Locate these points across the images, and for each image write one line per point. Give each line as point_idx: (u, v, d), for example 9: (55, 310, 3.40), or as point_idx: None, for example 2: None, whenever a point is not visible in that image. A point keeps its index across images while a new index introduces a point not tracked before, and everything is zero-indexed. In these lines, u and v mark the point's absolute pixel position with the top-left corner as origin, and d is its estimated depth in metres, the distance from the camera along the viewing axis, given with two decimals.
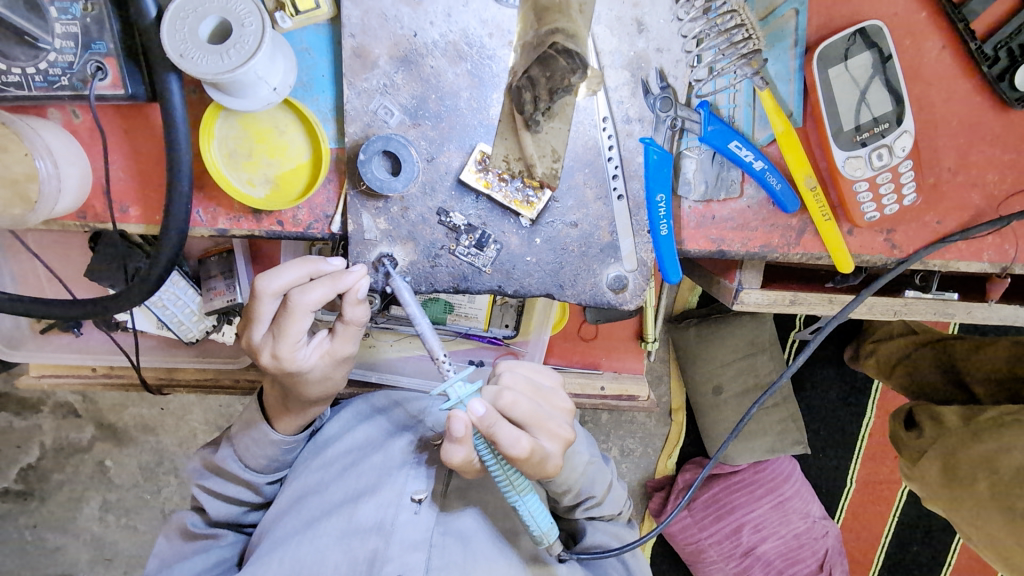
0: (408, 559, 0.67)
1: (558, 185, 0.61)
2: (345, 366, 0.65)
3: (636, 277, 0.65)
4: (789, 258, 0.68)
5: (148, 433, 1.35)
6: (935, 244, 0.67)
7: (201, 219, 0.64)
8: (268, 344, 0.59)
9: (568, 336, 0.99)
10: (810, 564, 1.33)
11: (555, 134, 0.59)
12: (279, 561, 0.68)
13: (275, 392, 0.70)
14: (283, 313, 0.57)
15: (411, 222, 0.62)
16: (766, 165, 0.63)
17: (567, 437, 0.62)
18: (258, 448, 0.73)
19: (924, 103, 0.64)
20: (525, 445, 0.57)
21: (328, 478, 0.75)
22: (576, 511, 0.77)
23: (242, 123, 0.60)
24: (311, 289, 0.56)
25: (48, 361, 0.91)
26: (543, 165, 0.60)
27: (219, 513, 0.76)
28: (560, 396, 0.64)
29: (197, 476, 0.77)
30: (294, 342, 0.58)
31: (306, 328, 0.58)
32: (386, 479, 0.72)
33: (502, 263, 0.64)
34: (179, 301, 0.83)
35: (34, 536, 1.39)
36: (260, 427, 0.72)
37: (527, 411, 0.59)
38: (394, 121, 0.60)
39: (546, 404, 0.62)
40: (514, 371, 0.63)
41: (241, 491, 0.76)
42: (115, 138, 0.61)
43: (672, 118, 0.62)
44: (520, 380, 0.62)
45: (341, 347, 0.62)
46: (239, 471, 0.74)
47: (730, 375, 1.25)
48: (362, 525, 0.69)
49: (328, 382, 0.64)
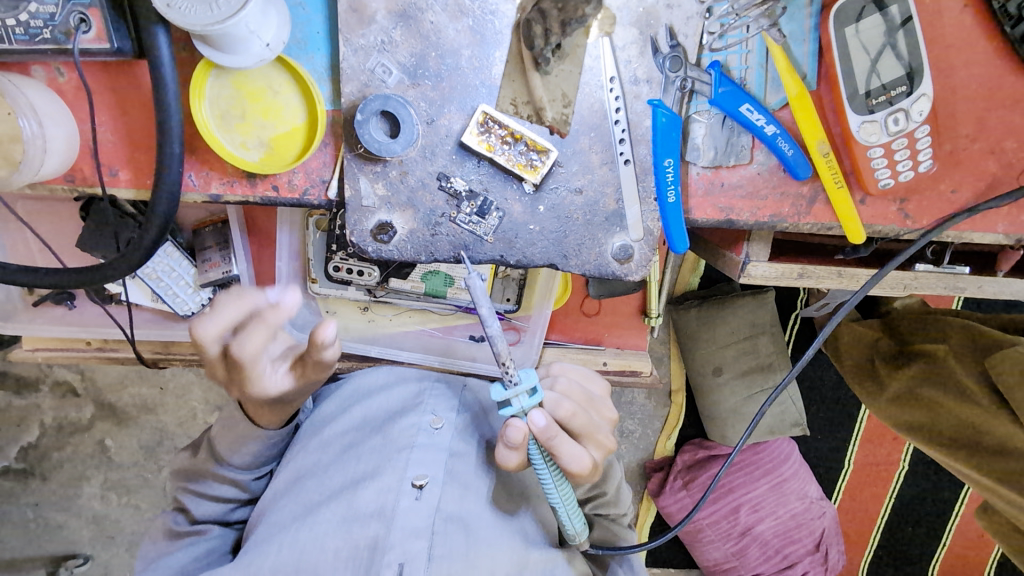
0: (409, 547, 0.65)
1: (567, 132, 0.60)
2: (328, 373, 0.65)
3: (642, 247, 0.63)
4: (800, 228, 0.66)
5: (147, 413, 1.34)
6: (952, 220, 0.65)
7: (193, 183, 0.61)
8: (236, 378, 0.59)
9: (570, 311, 0.97)
10: (806, 544, 1.34)
11: (566, 77, 0.58)
12: (278, 547, 0.68)
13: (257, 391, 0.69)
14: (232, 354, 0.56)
15: (410, 187, 0.60)
16: (779, 129, 0.61)
17: (608, 447, 0.67)
18: (238, 451, 0.73)
19: (942, 65, 0.62)
20: (582, 460, 0.60)
21: (326, 461, 0.77)
22: (586, 506, 0.77)
23: (234, 83, 0.58)
24: (260, 322, 0.55)
25: (40, 335, 0.89)
26: (553, 109, 0.59)
27: (203, 514, 0.75)
28: (607, 403, 0.68)
29: (182, 479, 0.77)
30: (252, 375, 0.58)
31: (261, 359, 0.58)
32: (386, 464, 0.73)
33: (504, 232, 0.62)
34: (174, 273, 0.82)
35: (36, 514, 1.40)
36: (242, 427, 0.71)
37: (583, 422, 0.62)
38: (392, 80, 0.57)
39: (596, 413, 0.66)
40: (569, 378, 0.66)
41: (227, 490, 0.76)
42: (102, 98, 0.59)
43: (682, 78, 0.59)
44: (574, 389, 0.65)
45: (311, 373, 0.62)
46: (223, 470, 0.74)
47: (731, 356, 1.24)
48: (362, 510, 0.69)
49: (312, 383, 0.65)
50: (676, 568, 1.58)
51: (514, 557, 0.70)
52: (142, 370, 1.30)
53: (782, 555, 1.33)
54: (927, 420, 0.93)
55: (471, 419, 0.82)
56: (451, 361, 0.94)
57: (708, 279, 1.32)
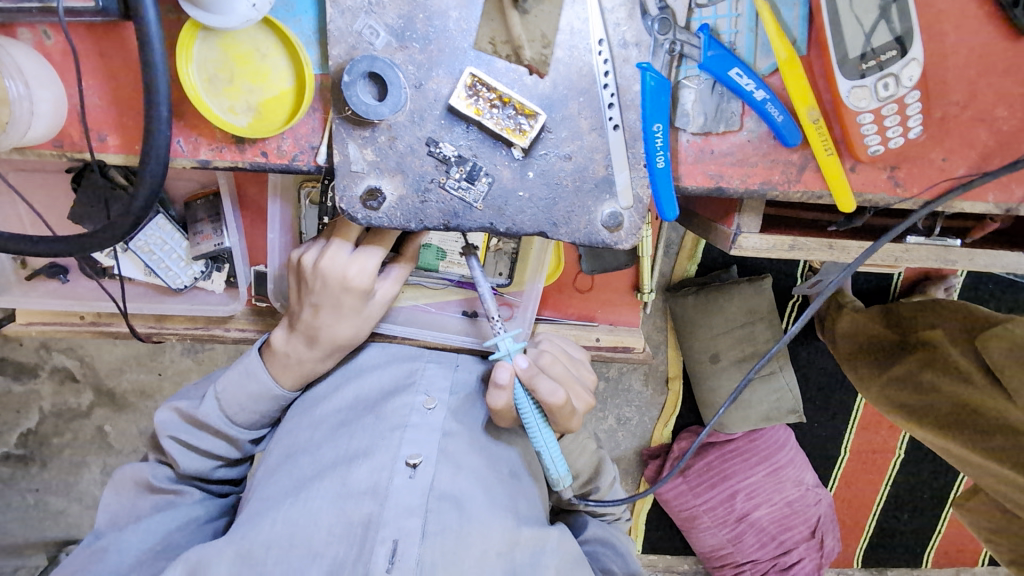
0: (403, 524, 0.66)
1: (548, 72, 0.59)
2: (380, 311, 0.76)
3: (631, 215, 0.63)
4: (790, 197, 0.66)
5: (146, 399, 1.35)
6: (946, 195, 0.65)
7: (182, 148, 0.62)
8: (355, 261, 0.69)
9: (563, 287, 0.97)
10: (802, 531, 1.34)
11: (545, 19, 0.58)
12: (271, 522, 0.68)
13: (296, 344, 0.75)
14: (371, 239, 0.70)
15: (399, 152, 0.60)
16: (768, 95, 0.61)
17: (587, 402, 0.77)
18: (254, 403, 0.77)
19: (933, 30, 0.62)
20: (561, 395, 0.68)
21: (318, 438, 0.77)
22: (581, 503, 0.88)
23: (222, 46, 0.57)
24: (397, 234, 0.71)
25: (33, 309, 0.89)
26: (532, 49, 0.58)
27: (191, 467, 0.77)
28: (587, 370, 0.82)
29: (167, 427, 0.77)
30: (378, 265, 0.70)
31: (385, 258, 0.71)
32: (379, 443, 0.73)
33: (493, 198, 0.62)
34: (166, 246, 0.82)
35: (36, 500, 1.41)
36: (265, 381, 0.77)
37: (560, 370, 0.75)
38: (380, 43, 0.57)
39: (576, 370, 0.80)
40: (551, 343, 0.82)
41: (218, 445, 0.78)
42: (89, 62, 0.59)
43: (671, 41, 0.60)
44: (555, 347, 0.81)
45: (391, 289, 0.74)
46: (224, 426, 0.77)
47: (729, 342, 1.24)
48: (356, 488, 0.69)
49: (365, 321, 0.74)
50: (672, 555, 1.59)
51: (505, 535, 0.70)
52: (141, 356, 1.31)
53: (778, 541, 1.34)
54: (919, 402, 0.94)
55: (466, 399, 0.82)
56: (443, 337, 0.93)
57: (705, 266, 1.33)
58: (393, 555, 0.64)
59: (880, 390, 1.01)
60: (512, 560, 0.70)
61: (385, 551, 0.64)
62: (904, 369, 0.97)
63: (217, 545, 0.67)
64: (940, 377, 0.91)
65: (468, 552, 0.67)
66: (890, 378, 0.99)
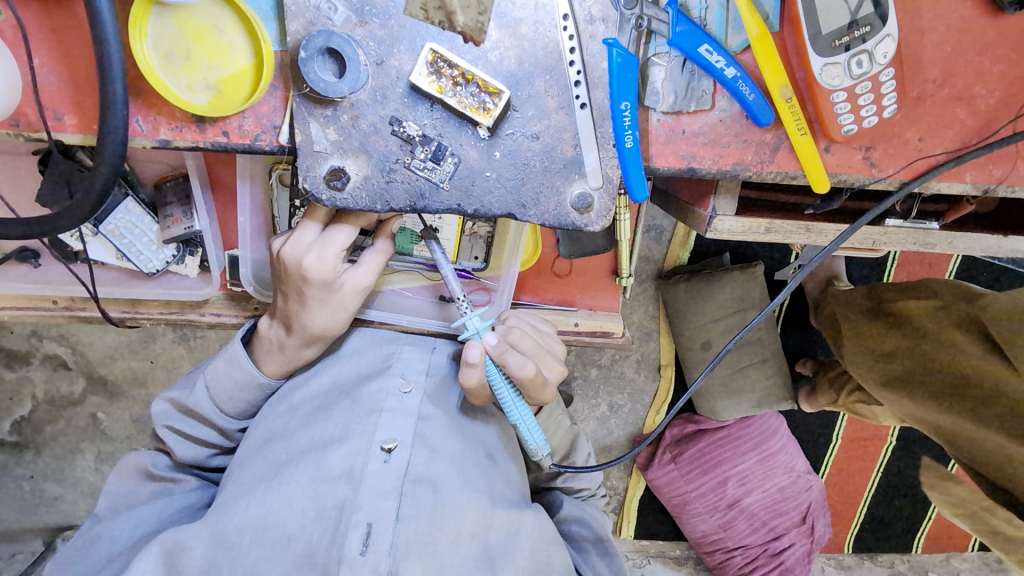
0: (378, 507, 0.66)
1: (483, 40, 0.58)
2: (358, 300, 0.74)
3: (602, 196, 0.62)
4: (764, 177, 0.65)
5: (138, 386, 1.35)
6: (921, 174, 0.64)
7: (141, 128, 0.60)
8: (314, 249, 0.66)
9: (542, 272, 0.95)
10: (792, 517, 1.35)
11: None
12: (246, 507, 0.68)
13: (275, 332, 0.76)
14: (335, 225, 0.68)
15: (363, 132, 0.59)
16: (739, 72, 0.59)
17: (559, 372, 0.78)
18: (240, 393, 0.78)
19: (910, 6, 0.60)
20: (531, 369, 0.69)
21: (294, 423, 0.77)
22: (557, 480, 0.89)
23: (176, 21, 0.56)
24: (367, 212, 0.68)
25: (10, 295, 0.89)
26: (466, 15, 0.57)
27: (185, 458, 0.78)
28: (555, 341, 0.83)
29: (163, 417, 0.78)
30: (339, 251, 0.67)
31: (349, 241, 0.68)
32: (354, 427, 0.73)
33: (460, 179, 0.61)
34: (136, 229, 0.81)
35: (32, 487, 1.41)
36: (250, 369, 0.77)
37: (531, 345, 0.75)
38: (339, 18, 0.56)
39: (546, 342, 0.81)
40: (519, 318, 0.83)
41: (211, 434, 0.80)
42: (41, 38, 0.57)
43: (637, 16, 0.58)
44: (524, 322, 0.82)
45: (363, 276, 0.72)
46: (215, 416, 0.78)
47: (717, 330, 1.24)
48: (331, 472, 0.69)
49: (340, 309, 0.72)
50: (664, 541, 1.59)
51: (480, 518, 0.70)
52: (130, 343, 1.30)
53: (769, 527, 1.35)
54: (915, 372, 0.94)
55: (442, 382, 0.82)
56: (420, 322, 0.93)
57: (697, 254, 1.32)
58: (366, 538, 0.63)
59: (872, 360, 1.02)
60: (486, 543, 0.70)
61: (359, 534, 0.64)
62: (898, 342, 0.97)
63: (192, 528, 0.67)
64: (939, 350, 0.90)
65: (442, 535, 0.67)
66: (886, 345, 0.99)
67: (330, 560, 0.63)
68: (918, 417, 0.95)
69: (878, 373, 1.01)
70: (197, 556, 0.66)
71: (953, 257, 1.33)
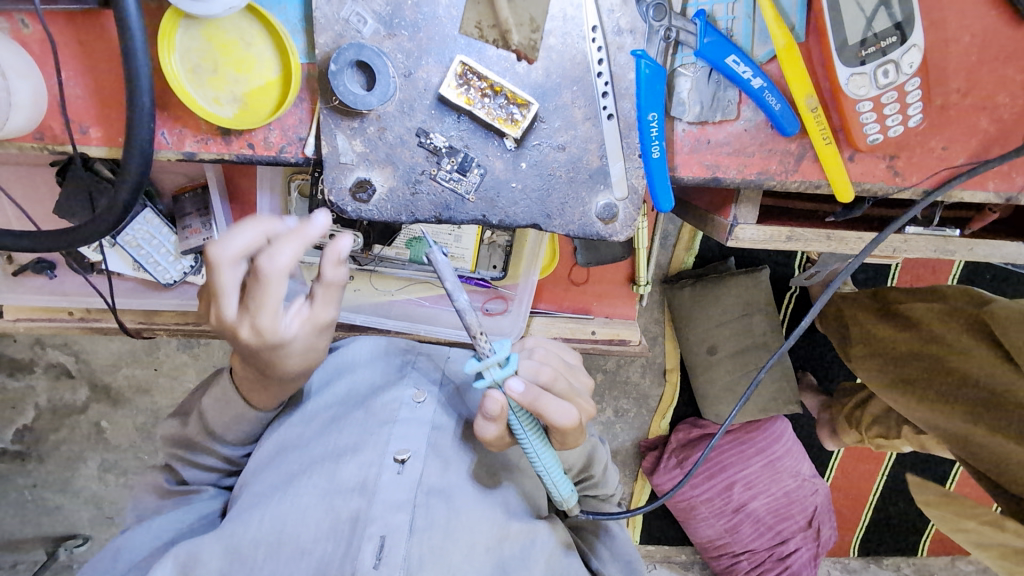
0: (392, 519, 0.65)
1: (537, 58, 0.58)
2: (329, 334, 0.59)
3: (626, 206, 0.62)
4: (788, 187, 0.65)
5: (142, 394, 1.34)
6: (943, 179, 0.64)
7: (167, 141, 0.60)
8: (245, 319, 0.51)
9: (558, 280, 0.96)
10: (798, 521, 1.35)
11: (533, 2, 0.57)
12: (259, 519, 0.66)
13: (251, 373, 0.67)
14: (253, 279, 0.50)
15: (389, 143, 0.59)
16: (766, 82, 0.59)
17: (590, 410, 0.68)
18: (237, 425, 0.72)
19: (935, 16, 0.60)
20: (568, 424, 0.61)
21: (309, 434, 0.75)
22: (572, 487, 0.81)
23: (205, 34, 0.56)
24: (279, 250, 0.48)
25: (25, 306, 0.89)
26: (520, 33, 0.57)
27: (196, 479, 0.75)
28: (583, 374, 0.69)
29: (168, 446, 0.75)
30: (275, 312, 0.51)
31: (286, 290, 0.51)
32: (368, 438, 0.71)
33: (486, 190, 0.61)
34: (154, 240, 0.81)
35: (33, 496, 1.39)
36: (239, 404, 0.70)
37: (563, 386, 0.63)
38: (367, 30, 0.56)
39: (575, 379, 0.67)
40: (545, 348, 0.67)
41: (216, 461, 0.75)
42: (69, 51, 0.57)
43: (666, 28, 0.58)
44: (552, 355, 0.67)
45: (322, 312, 0.56)
46: (215, 445, 0.73)
47: (726, 335, 1.23)
48: (344, 484, 0.68)
49: (310, 353, 0.59)
50: (671, 546, 1.59)
51: (496, 530, 0.70)
52: (136, 351, 1.30)
53: (775, 531, 1.34)
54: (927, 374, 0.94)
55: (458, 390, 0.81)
56: (437, 331, 0.93)
57: (702, 257, 1.31)
58: (380, 550, 0.63)
59: (879, 365, 1.03)
60: (501, 555, 0.69)
61: (372, 547, 0.63)
62: (910, 347, 0.97)
63: (206, 541, 0.66)
64: (949, 352, 0.91)
65: (456, 547, 0.66)
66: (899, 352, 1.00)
67: (343, 573, 0.61)
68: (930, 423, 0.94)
69: (886, 376, 1.01)
70: (210, 569, 0.64)
71: (956, 261, 1.34)
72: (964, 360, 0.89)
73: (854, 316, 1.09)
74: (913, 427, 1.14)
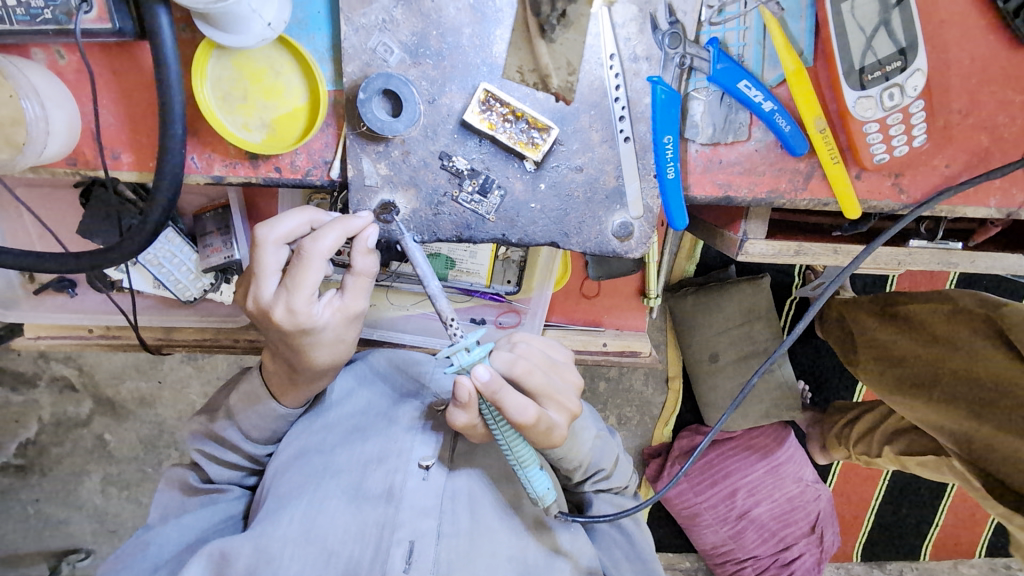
0: (420, 525, 0.67)
1: (576, 102, 0.60)
2: (357, 327, 0.63)
3: (642, 224, 0.64)
4: (797, 205, 0.67)
5: (146, 407, 1.31)
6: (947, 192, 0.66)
7: (196, 165, 0.62)
8: (281, 298, 0.57)
9: (570, 294, 0.98)
10: (802, 526, 1.35)
11: (571, 47, 0.59)
12: (289, 519, 0.67)
13: (279, 368, 0.69)
14: (294, 262, 0.56)
15: (412, 167, 0.61)
16: (776, 106, 0.62)
17: (574, 410, 0.65)
18: (263, 422, 0.73)
19: (936, 41, 0.63)
20: (531, 413, 0.59)
21: (331, 441, 0.75)
22: (584, 485, 0.78)
23: (236, 63, 0.58)
24: (322, 235, 0.55)
25: (44, 324, 0.90)
26: (559, 78, 0.59)
27: (221, 477, 0.76)
28: (571, 373, 0.67)
29: (196, 441, 0.76)
30: (309, 295, 0.57)
31: (323, 276, 0.57)
32: (393, 446, 0.72)
33: (506, 210, 0.63)
34: (175, 259, 0.82)
35: (37, 510, 1.37)
36: (267, 402, 0.71)
37: (539, 381, 0.61)
38: (394, 59, 0.58)
39: (558, 377, 0.65)
40: (530, 344, 0.65)
41: (240, 459, 0.76)
42: (104, 81, 0.59)
43: (680, 55, 0.60)
44: (536, 353, 0.64)
45: (352, 303, 0.61)
46: (240, 442, 0.74)
47: (726, 341, 1.25)
48: (371, 490, 0.70)
49: (339, 343, 0.63)
50: (676, 554, 1.59)
51: (515, 542, 0.71)
52: (139, 363, 1.27)
53: (779, 537, 1.35)
54: (929, 378, 0.95)
55: None
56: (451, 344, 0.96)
57: (704, 265, 1.33)
58: (409, 556, 0.65)
59: (882, 370, 1.04)
60: (524, 562, 0.71)
61: (401, 552, 0.65)
62: (913, 350, 0.98)
63: (238, 539, 0.67)
64: (950, 353, 0.92)
65: (480, 554, 0.68)
66: (901, 358, 1.00)
67: None
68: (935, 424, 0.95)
69: (890, 380, 1.02)
70: (239, 566, 0.66)
71: (952, 272, 1.36)
72: (968, 362, 0.89)
73: (860, 320, 1.10)
74: (904, 437, 1.14)
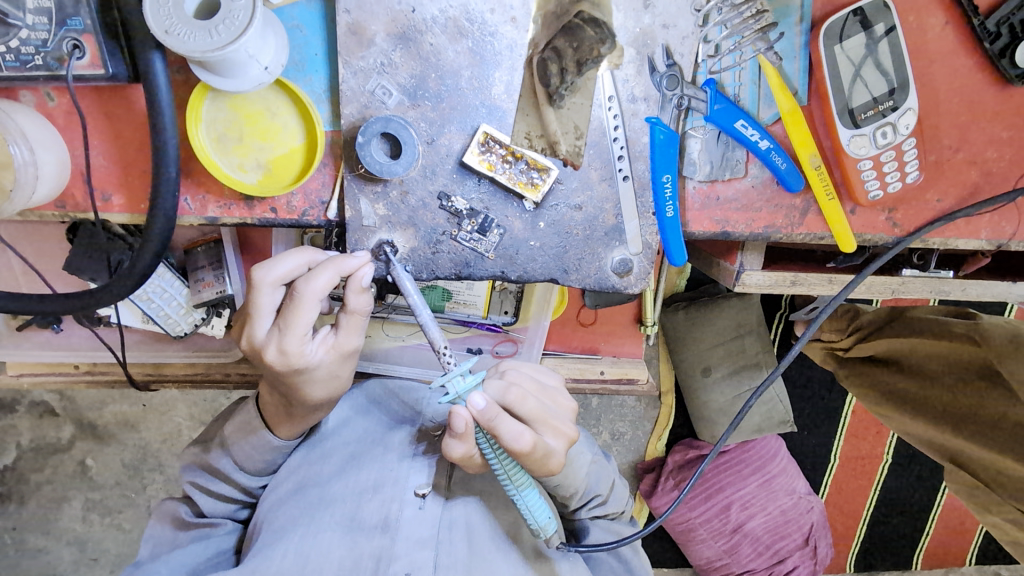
0: (416, 556, 0.65)
1: (581, 165, 0.61)
2: (351, 362, 0.62)
3: (641, 260, 0.64)
4: (793, 239, 0.67)
5: (130, 431, 1.26)
6: (934, 224, 0.67)
7: (189, 207, 0.61)
8: (274, 339, 0.56)
9: (567, 322, 0.99)
10: (796, 538, 1.33)
11: (577, 110, 0.59)
12: (283, 553, 0.63)
13: (275, 400, 0.67)
14: (288, 302, 0.55)
15: (411, 207, 0.60)
16: (772, 144, 0.62)
17: (571, 435, 0.63)
18: (257, 455, 0.70)
19: (926, 80, 0.64)
20: (528, 440, 0.56)
21: (328, 472, 0.72)
22: (580, 510, 0.76)
23: (231, 105, 0.57)
24: (316, 275, 0.54)
25: (26, 360, 0.87)
26: (566, 142, 0.60)
27: (213, 512, 0.73)
28: (564, 396, 0.65)
29: (189, 473, 0.74)
30: (302, 335, 0.55)
31: (317, 316, 0.56)
32: (388, 474, 0.71)
33: (505, 248, 0.62)
34: (166, 294, 0.80)
35: (14, 539, 1.29)
36: (261, 434, 0.69)
37: (534, 407, 0.59)
38: (392, 102, 0.58)
39: (551, 402, 0.63)
40: (520, 371, 0.64)
41: (235, 492, 0.73)
42: (95, 123, 0.58)
43: (678, 96, 0.61)
44: (525, 379, 0.63)
45: (346, 340, 0.59)
46: (233, 473, 0.71)
47: (719, 356, 1.23)
48: (367, 521, 0.67)
49: (334, 380, 0.61)
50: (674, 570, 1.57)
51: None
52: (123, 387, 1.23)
53: (773, 551, 1.32)
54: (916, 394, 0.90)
55: None
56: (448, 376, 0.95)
57: (695, 279, 1.29)
58: None
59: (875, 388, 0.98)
60: None
61: None
62: (900, 367, 0.94)
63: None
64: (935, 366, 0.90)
65: None
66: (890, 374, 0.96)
67: None
68: (931, 440, 0.88)
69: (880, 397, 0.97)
70: None
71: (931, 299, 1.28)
72: None
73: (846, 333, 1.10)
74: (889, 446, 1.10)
